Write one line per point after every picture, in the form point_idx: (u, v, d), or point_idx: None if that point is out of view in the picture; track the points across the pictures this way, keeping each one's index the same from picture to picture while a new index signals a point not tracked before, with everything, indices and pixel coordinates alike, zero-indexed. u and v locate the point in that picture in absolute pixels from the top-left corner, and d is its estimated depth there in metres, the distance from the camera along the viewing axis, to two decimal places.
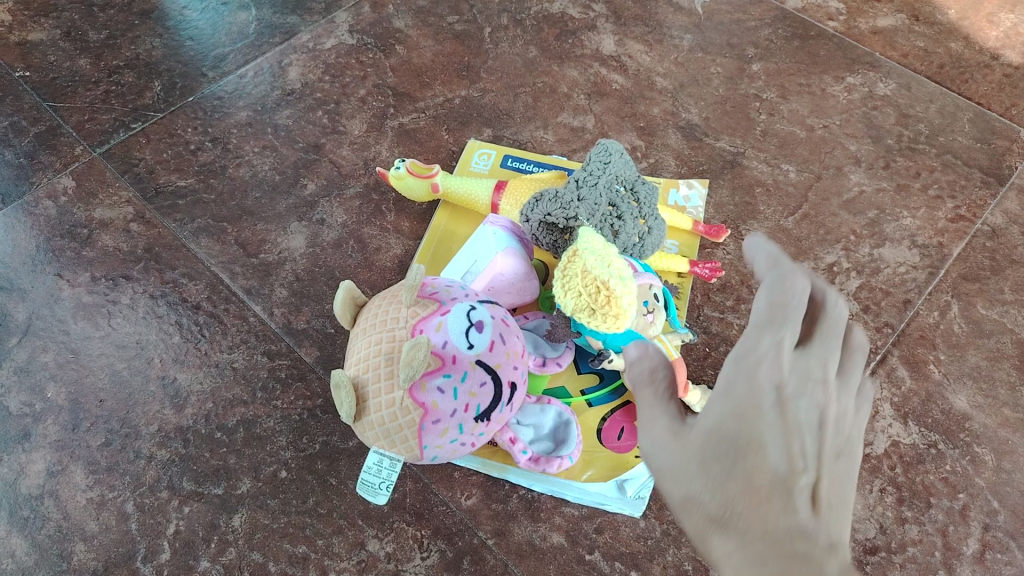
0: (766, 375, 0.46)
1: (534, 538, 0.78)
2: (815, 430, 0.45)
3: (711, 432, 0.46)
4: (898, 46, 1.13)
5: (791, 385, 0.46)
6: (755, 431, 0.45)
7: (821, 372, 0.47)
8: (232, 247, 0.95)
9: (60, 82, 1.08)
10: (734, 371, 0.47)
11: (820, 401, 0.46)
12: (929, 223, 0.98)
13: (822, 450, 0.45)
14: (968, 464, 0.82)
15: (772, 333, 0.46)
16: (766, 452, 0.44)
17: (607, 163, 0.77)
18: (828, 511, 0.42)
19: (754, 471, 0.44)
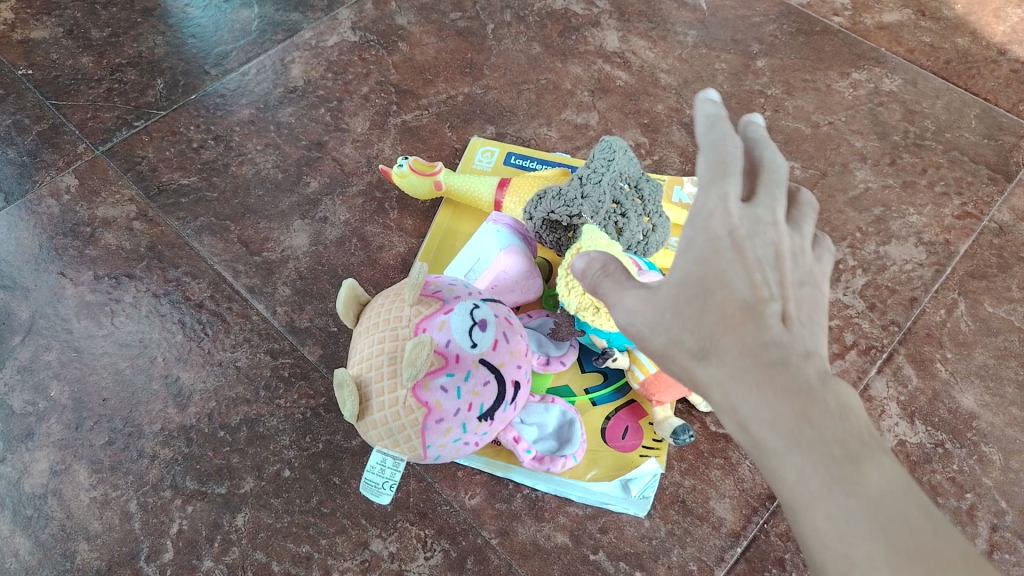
0: (720, 224, 0.50)
1: (538, 538, 0.78)
2: (775, 262, 0.50)
3: (680, 277, 0.50)
4: (904, 41, 1.12)
5: (745, 228, 0.50)
6: (718, 272, 0.49)
7: (772, 215, 0.51)
8: (235, 245, 0.95)
9: (63, 80, 1.07)
10: (693, 221, 0.51)
11: (773, 239, 0.50)
12: (935, 220, 0.97)
13: (783, 278, 0.49)
14: (976, 463, 0.82)
15: (718, 186, 0.51)
16: (731, 283, 0.48)
17: (611, 160, 0.76)
18: (796, 328, 0.47)
19: (725, 302, 0.48)
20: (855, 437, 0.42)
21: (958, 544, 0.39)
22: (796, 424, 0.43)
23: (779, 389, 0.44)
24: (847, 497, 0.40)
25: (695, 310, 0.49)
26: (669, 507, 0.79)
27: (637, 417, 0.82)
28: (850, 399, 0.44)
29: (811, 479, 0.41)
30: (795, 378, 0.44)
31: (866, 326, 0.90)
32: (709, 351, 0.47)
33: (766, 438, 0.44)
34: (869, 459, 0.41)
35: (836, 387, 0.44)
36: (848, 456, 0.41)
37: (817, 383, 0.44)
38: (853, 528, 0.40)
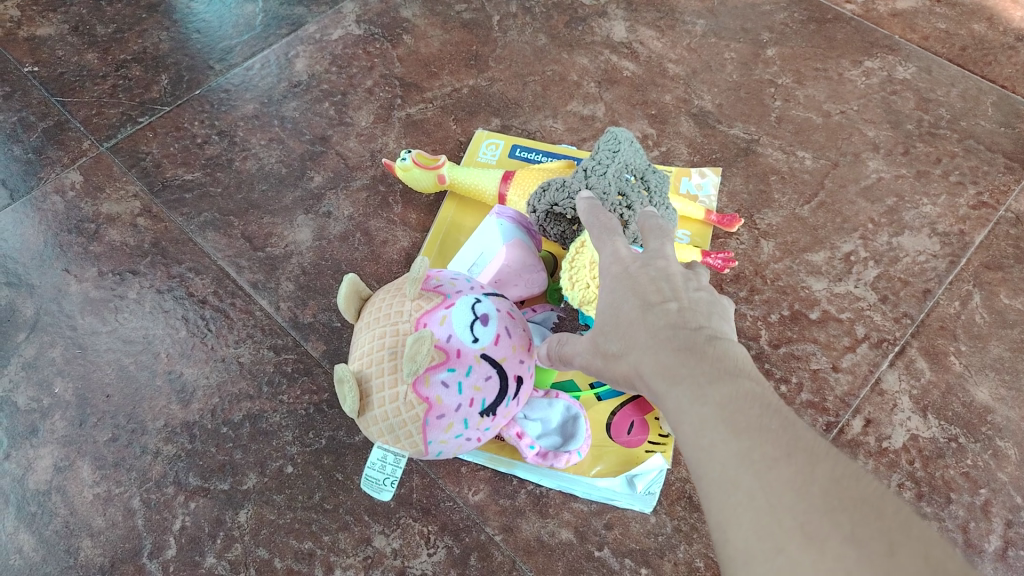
0: (613, 264, 0.57)
1: (542, 534, 0.77)
2: (668, 278, 0.54)
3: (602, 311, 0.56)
4: (918, 28, 1.09)
5: (636, 262, 0.56)
6: (616, 294, 0.55)
7: (661, 252, 0.57)
8: (238, 240, 0.94)
9: (68, 77, 1.07)
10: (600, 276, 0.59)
11: (664, 266, 0.55)
12: (950, 210, 0.95)
13: (684, 287, 0.53)
14: (991, 458, 0.80)
15: (609, 243, 0.59)
16: (626, 297, 0.54)
17: (616, 152, 0.75)
18: (696, 315, 0.50)
19: (623, 310, 0.53)
20: (724, 367, 0.45)
21: (797, 425, 0.40)
22: (676, 367, 0.46)
23: (665, 347, 0.48)
24: (703, 402, 0.43)
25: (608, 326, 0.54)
26: (676, 503, 0.78)
27: (644, 412, 0.80)
28: (735, 351, 0.47)
29: (681, 400, 0.44)
30: (680, 337, 0.48)
31: (878, 319, 0.88)
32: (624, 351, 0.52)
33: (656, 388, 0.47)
34: (732, 378, 0.44)
35: (721, 344, 0.47)
36: (711, 377, 0.44)
37: (702, 341, 0.47)
38: (706, 424, 0.42)
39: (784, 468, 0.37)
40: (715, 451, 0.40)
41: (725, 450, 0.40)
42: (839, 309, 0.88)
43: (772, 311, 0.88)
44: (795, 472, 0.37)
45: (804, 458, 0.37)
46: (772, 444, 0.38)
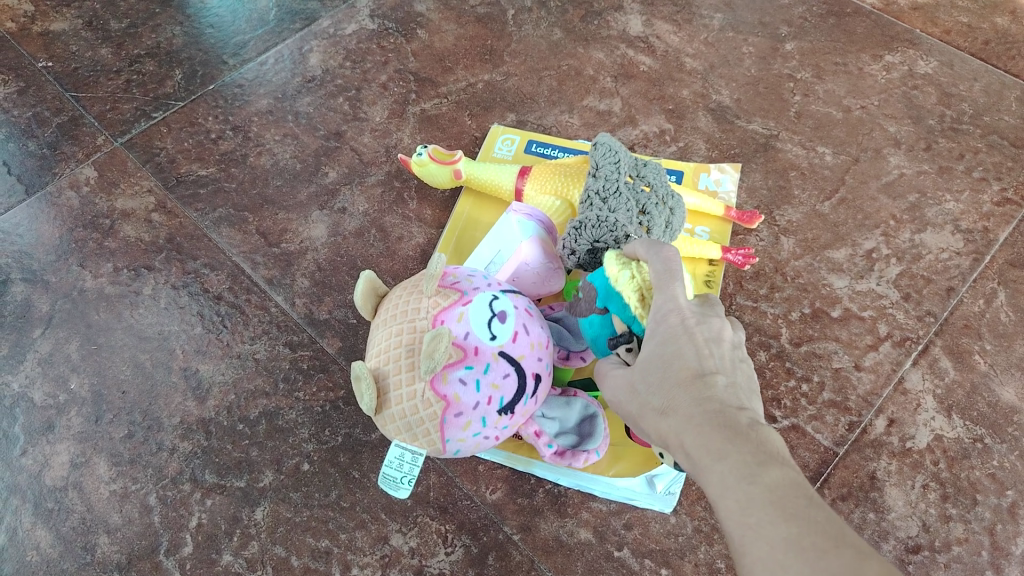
0: (669, 311, 0.54)
1: (561, 534, 0.76)
2: (718, 342, 0.52)
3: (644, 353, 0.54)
4: (940, 22, 1.08)
5: (693, 316, 0.53)
6: (671, 347, 0.52)
7: (717, 313, 0.54)
8: (253, 236, 0.94)
9: (82, 72, 1.07)
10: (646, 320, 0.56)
11: (719, 327, 0.53)
12: (973, 206, 0.94)
13: (731, 356, 0.52)
14: (1017, 459, 0.79)
15: (664, 287, 0.56)
16: (681, 353, 0.51)
17: (617, 162, 0.74)
18: (742, 396, 0.49)
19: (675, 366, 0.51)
20: (770, 451, 0.44)
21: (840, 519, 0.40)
22: (721, 443, 0.45)
23: (712, 418, 0.47)
24: (751, 480, 0.43)
25: (650, 372, 0.52)
26: (696, 503, 0.77)
27: None
28: (778, 440, 0.46)
29: (726, 472, 0.44)
30: (727, 413, 0.47)
31: (901, 317, 0.87)
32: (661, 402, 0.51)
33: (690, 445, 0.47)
34: (778, 463, 0.43)
35: (762, 425, 0.47)
36: (759, 458, 0.44)
37: (746, 421, 0.46)
38: (751, 502, 0.42)
39: (832, 560, 0.38)
40: (762, 532, 0.41)
41: (773, 532, 0.40)
42: (861, 307, 0.87)
43: (792, 309, 0.87)
44: (844, 565, 0.37)
45: (852, 554, 0.38)
46: (817, 536, 0.39)
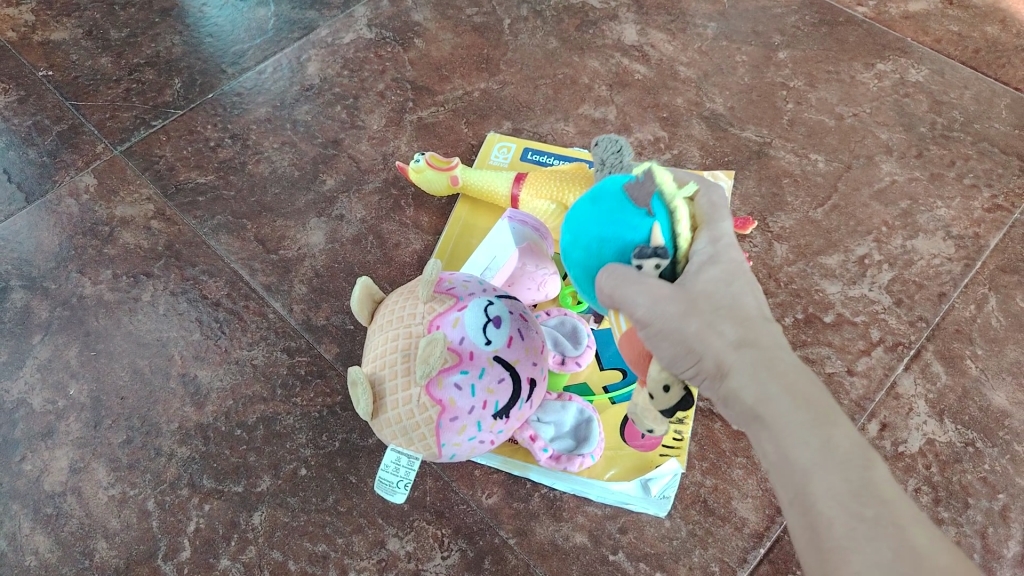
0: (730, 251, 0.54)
1: (556, 537, 0.77)
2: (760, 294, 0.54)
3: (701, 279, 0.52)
4: (931, 31, 1.09)
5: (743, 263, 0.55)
6: (737, 286, 0.53)
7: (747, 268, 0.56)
8: (252, 243, 0.95)
9: (82, 81, 1.08)
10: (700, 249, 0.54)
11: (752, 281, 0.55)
12: (964, 213, 0.95)
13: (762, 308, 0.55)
14: (1008, 463, 0.80)
15: (717, 223, 0.55)
16: (745, 297, 0.53)
17: (620, 152, 0.65)
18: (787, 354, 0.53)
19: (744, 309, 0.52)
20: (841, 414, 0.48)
21: None
22: (814, 397, 0.48)
23: (799, 372, 0.49)
24: (851, 441, 0.46)
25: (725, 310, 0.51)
26: (690, 507, 0.78)
27: None
28: None
29: (824, 426, 0.46)
30: (805, 371, 0.50)
31: (893, 322, 0.87)
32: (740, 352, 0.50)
33: (789, 405, 0.48)
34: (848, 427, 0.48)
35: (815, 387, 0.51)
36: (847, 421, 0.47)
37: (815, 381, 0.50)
38: (852, 460, 0.45)
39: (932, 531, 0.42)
40: (869, 489, 0.44)
41: (880, 493, 0.43)
42: (854, 312, 0.88)
43: (785, 314, 0.88)
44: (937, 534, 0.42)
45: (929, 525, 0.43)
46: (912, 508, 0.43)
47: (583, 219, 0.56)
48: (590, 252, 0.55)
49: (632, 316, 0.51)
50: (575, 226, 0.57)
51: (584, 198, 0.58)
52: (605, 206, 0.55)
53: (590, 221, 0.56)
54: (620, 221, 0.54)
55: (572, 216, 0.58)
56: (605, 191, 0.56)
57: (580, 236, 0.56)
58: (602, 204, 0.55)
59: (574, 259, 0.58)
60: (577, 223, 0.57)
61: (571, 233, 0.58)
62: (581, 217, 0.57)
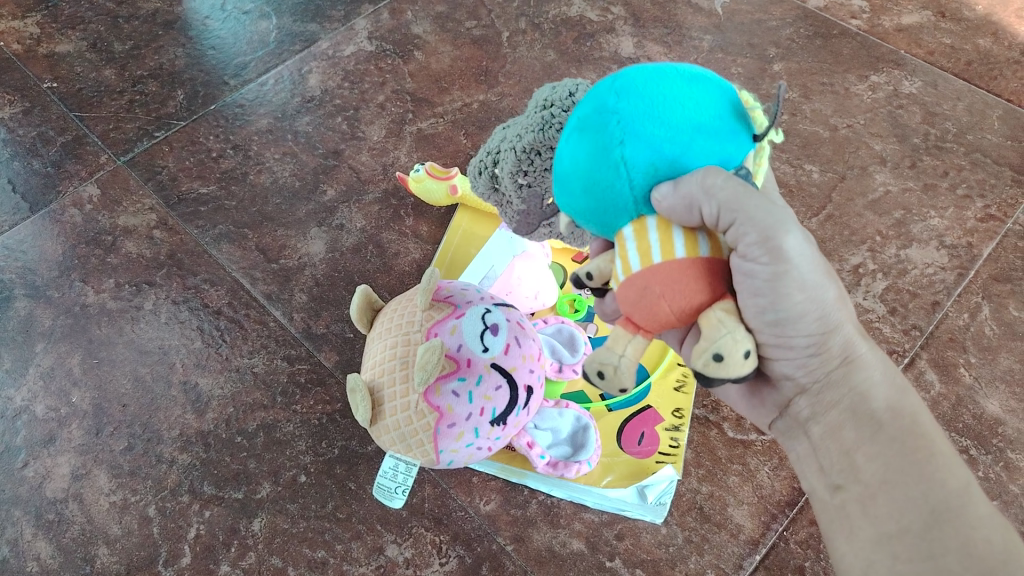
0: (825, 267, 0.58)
1: (553, 544, 0.77)
2: None
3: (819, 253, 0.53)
4: (924, 43, 1.11)
5: None
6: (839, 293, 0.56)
7: None
8: (253, 252, 0.96)
9: (87, 92, 1.09)
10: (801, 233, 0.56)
11: None
12: (958, 223, 0.96)
13: None
14: (1002, 470, 0.80)
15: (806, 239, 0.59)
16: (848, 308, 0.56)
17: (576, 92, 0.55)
18: None
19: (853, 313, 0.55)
20: None
21: None
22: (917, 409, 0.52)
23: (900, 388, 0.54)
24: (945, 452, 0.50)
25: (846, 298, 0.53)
26: (687, 514, 0.78)
27: (651, 422, 0.83)
28: None
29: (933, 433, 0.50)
30: None
31: (887, 331, 0.88)
32: (858, 344, 0.53)
33: (916, 412, 0.50)
34: None
35: None
36: None
37: None
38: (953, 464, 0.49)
39: None
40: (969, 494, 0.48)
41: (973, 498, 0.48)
42: None
43: None
44: None
45: None
46: None
47: (681, 101, 0.42)
48: (673, 144, 0.42)
49: (782, 248, 0.45)
50: (667, 97, 0.42)
51: (673, 76, 0.43)
52: (715, 104, 0.43)
53: (693, 111, 0.42)
54: (731, 135, 0.43)
55: (645, 88, 0.43)
56: (713, 86, 0.44)
57: (667, 117, 0.42)
58: (711, 100, 0.43)
59: (639, 136, 0.42)
60: (669, 96, 0.42)
61: (644, 108, 0.42)
62: (670, 95, 0.42)
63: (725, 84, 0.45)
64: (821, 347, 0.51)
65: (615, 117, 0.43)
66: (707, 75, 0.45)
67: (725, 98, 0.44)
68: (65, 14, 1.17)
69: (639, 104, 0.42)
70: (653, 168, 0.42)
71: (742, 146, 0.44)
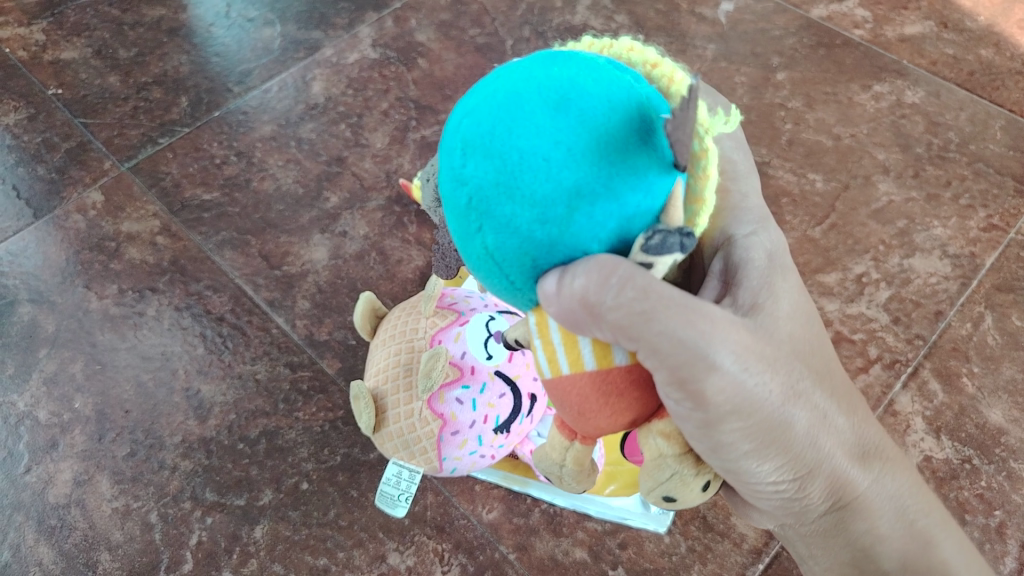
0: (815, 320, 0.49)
1: (556, 552, 0.78)
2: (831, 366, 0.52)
3: (795, 349, 0.45)
4: (927, 53, 1.11)
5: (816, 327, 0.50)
6: (827, 363, 0.48)
7: None
8: (255, 259, 0.96)
9: (91, 99, 1.09)
10: (783, 296, 0.47)
11: None
12: (961, 232, 0.96)
13: None
14: (1005, 479, 0.81)
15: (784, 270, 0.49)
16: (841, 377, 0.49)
17: None
18: None
19: (847, 399, 0.48)
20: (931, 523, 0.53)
21: None
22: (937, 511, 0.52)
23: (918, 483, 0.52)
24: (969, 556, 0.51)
25: (836, 414, 0.47)
26: (690, 523, 0.79)
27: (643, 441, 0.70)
28: None
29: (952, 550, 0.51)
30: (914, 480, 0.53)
31: (891, 340, 0.89)
32: (846, 477, 0.48)
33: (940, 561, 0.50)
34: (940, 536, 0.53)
35: None
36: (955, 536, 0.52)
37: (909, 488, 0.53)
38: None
39: None
40: None
41: None
42: (852, 329, 0.90)
43: None
44: None
45: None
46: None
47: (536, 168, 0.33)
48: (543, 227, 0.34)
49: (713, 397, 0.40)
50: (521, 158, 0.33)
51: (526, 122, 0.34)
52: (589, 155, 0.34)
53: (556, 176, 0.33)
54: (624, 189, 0.34)
55: (492, 148, 0.34)
56: (585, 123, 0.34)
57: (523, 195, 0.34)
58: (582, 153, 0.33)
59: (496, 223, 0.35)
60: (520, 157, 0.33)
61: (494, 188, 0.34)
62: (525, 157, 0.33)
63: (607, 103, 0.34)
64: (795, 490, 0.48)
65: (465, 191, 0.35)
66: (579, 93, 0.34)
67: (606, 134, 0.34)
68: (69, 20, 1.17)
69: (487, 181, 0.34)
70: (528, 258, 0.36)
71: (646, 191, 0.35)
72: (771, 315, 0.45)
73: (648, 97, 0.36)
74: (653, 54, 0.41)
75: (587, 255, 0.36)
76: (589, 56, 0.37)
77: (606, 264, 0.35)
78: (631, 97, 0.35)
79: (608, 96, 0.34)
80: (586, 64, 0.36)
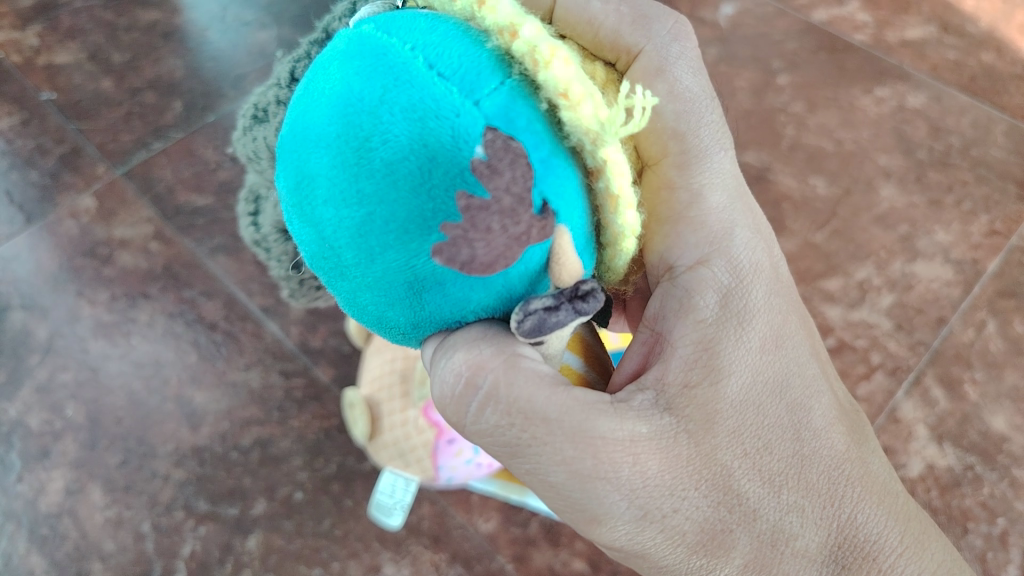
0: (784, 382, 0.42)
1: (554, 563, 0.79)
2: (843, 423, 0.43)
3: (723, 455, 0.39)
4: (928, 57, 1.07)
5: (801, 387, 0.43)
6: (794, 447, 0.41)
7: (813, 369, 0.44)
8: (248, 264, 0.94)
9: (85, 103, 1.04)
10: (719, 373, 0.40)
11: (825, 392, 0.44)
12: (963, 238, 0.96)
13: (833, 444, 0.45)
14: (1007, 487, 0.84)
15: (740, 329, 0.42)
16: (824, 462, 0.41)
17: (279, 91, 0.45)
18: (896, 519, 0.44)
19: (829, 495, 0.40)
20: None
21: None
22: None
23: None
24: None
25: (800, 534, 0.39)
26: None
27: None
28: None
29: None
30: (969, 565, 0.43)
31: (893, 346, 0.90)
32: None
33: None
34: None
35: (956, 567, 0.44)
36: None
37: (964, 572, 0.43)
38: None
39: None
40: None
41: None
42: (854, 336, 0.91)
43: None
44: None
45: None
46: None
47: (352, 245, 0.30)
48: (390, 307, 0.32)
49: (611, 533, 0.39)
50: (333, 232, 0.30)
51: (330, 189, 0.29)
52: (413, 232, 0.29)
53: (380, 257, 0.30)
54: None
55: (307, 216, 0.31)
56: (396, 189, 0.28)
57: (356, 276, 0.31)
58: (401, 229, 0.29)
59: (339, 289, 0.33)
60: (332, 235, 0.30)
61: (324, 261, 0.32)
62: (339, 231, 0.30)
63: (419, 156, 0.28)
64: None
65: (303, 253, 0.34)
66: (382, 140, 0.28)
67: (427, 201, 0.28)
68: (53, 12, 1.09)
69: (315, 252, 0.32)
70: (394, 331, 0.35)
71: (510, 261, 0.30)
72: (704, 415, 0.39)
73: (477, 131, 0.29)
74: (508, 14, 0.32)
75: (465, 327, 0.34)
76: (408, 58, 0.30)
77: (472, 334, 0.34)
78: (457, 136, 0.28)
79: (420, 136, 0.28)
80: (398, 80, 0.29)
